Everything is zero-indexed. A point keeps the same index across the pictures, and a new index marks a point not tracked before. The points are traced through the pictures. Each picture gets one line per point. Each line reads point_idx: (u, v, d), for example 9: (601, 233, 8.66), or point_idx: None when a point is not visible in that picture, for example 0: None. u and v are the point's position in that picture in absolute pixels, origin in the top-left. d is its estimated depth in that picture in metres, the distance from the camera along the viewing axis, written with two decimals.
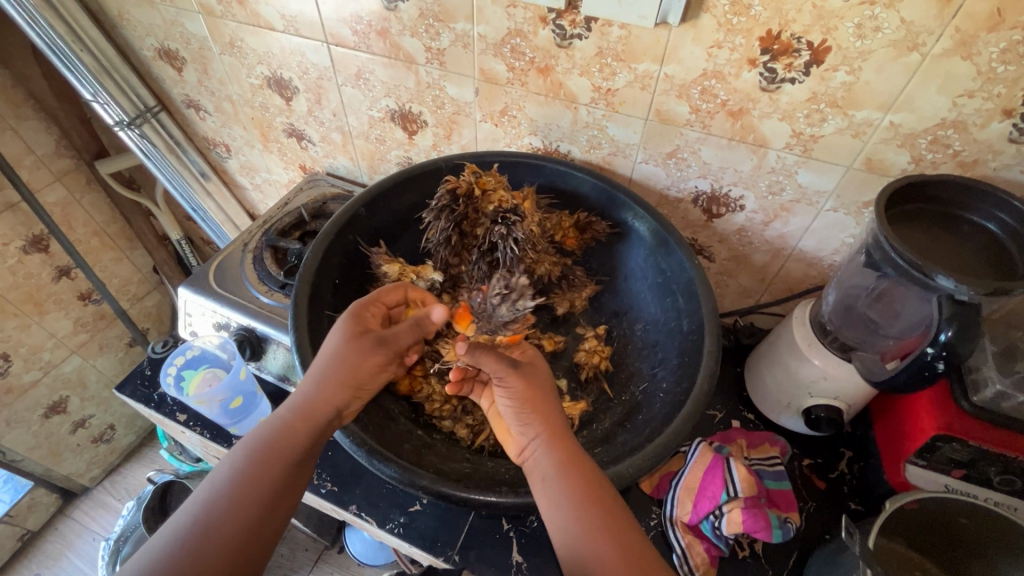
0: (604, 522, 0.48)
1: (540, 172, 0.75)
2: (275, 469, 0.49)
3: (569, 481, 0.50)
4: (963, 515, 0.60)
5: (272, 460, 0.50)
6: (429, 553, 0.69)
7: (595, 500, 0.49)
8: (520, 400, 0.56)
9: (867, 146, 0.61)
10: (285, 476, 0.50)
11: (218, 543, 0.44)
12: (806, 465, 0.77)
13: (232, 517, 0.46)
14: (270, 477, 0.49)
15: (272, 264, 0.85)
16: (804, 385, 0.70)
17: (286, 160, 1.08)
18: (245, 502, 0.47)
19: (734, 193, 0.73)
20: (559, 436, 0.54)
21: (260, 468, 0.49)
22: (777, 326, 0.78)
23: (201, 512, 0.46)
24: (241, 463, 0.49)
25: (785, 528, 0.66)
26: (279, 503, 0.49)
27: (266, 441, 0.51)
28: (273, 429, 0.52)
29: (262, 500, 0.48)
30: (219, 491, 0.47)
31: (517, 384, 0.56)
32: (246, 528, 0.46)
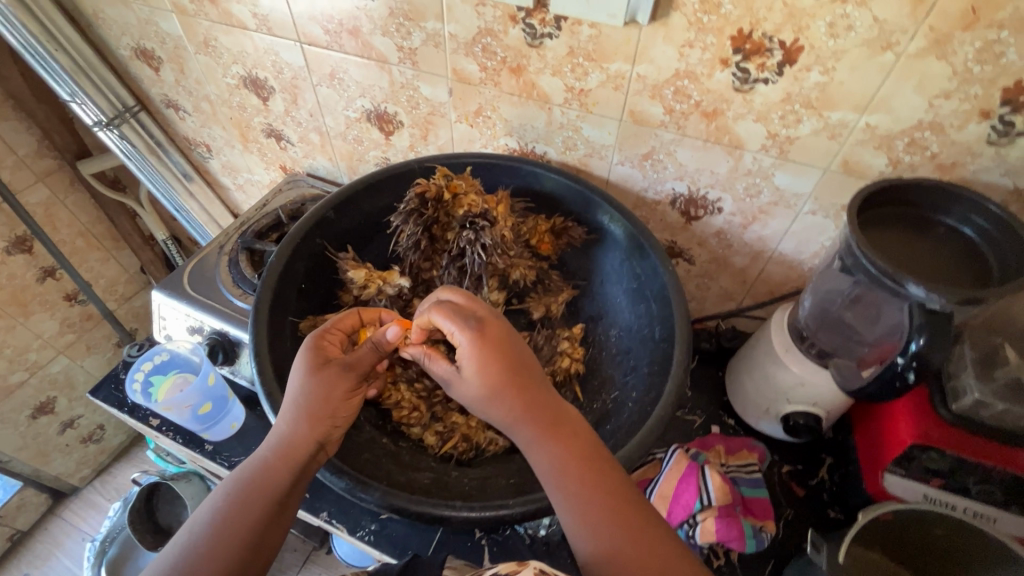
0: (600, 490, 0.45)
1: (516, 174, 0.74)
2: (260, 512, 0.47)
3: (552, 446, 0.48)
4: (940, 526, 0.58)
5: (255, 502, 0.48)
6: (399, 560, 0.69)
7: (583, 467, 0.47)
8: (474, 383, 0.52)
9: (843, 148, 0.60)
10: (267, 520, 0.48)
11: None
12: (785, 472, 0.75)
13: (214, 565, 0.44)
14: (252, 521, 0.47)
15: (246, 267, 0.84)
16: (782, 392, 0.69)
17: (267, 160, 1.07)
18: (227, 545, 0.45)
19: (711, 195, 0.71)
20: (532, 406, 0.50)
21: (240, 513, 0.47)
22: (757, 331, 0.76)
23: (180, 559, 0.44)
24: (224, 507, 0.47)
25: (760, 538, 0.65)
26: (260, 547, 0.47)
27: (248, 482, 0.49)
28: (255, 470, 0.50)
29: (243, 543, 0.46)
30: (201, 541, 0.45)
31: (472, 358, 0.51)
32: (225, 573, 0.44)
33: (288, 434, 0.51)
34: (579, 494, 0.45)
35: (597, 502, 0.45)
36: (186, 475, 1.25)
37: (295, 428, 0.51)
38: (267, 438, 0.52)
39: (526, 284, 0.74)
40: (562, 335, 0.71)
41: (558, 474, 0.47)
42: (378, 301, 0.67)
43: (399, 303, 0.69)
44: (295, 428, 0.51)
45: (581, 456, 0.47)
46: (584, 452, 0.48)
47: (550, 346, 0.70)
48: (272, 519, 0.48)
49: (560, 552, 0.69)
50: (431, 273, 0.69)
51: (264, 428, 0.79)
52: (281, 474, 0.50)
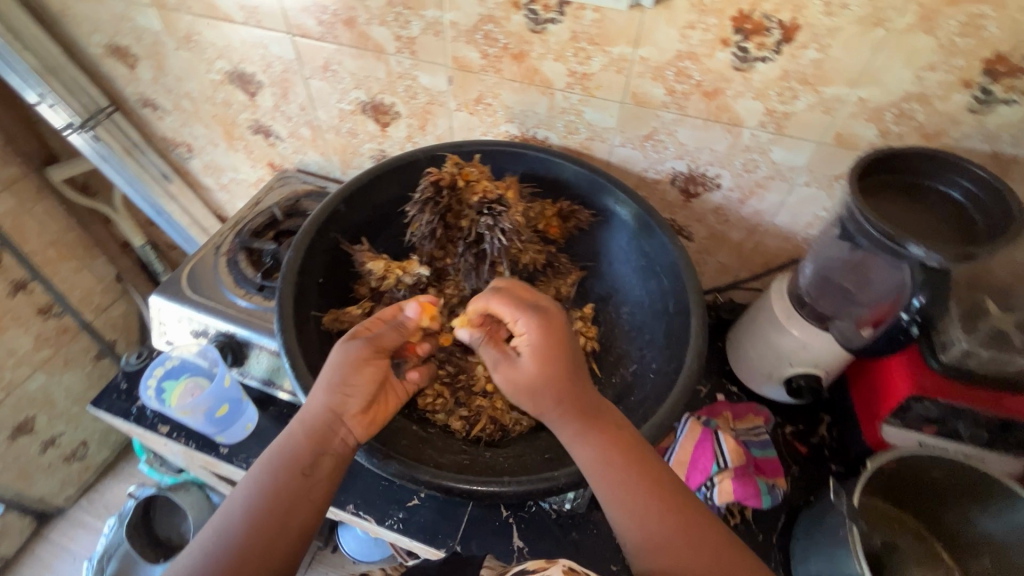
0: (646, 479, 0.48)
1: (521, 161, 0.75)
2: (288, 485, 0.48)
3: (599, 436, 0.50)
4: (936, 469, 0.63)
5: (284, 474, 0.48)
6: (430, 544, 0.70)
7: (627, 456, 0.49)
8: (525, 375, 0.53)
9: (836, 121, 0.63)
10: (296, 493, 0.48)
11: (231, 559, 0.43)
12: (788, 432, 0.80)
13: (247, 536, 0.45)
14: (281, 493, 0.47)
15: (247, 266, 0.83)
16: (785, 356, 0.73)
17: (253, 158, 1.05)
18: (260, 517, 0.46)
19: (710, 172, 0.74)
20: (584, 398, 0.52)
21: (271, 486, 0.48)
22: (756, 301, 0.80)
23: (218, 534, 0.45)
24: (256, 479, 0.48)
25: (773, 494, 0.69)
26: (293, 521, 0.47)
27: (276, 456, 0.49)
28: (285, 442, 0.51)
29: (275, 514, 0.46)
30: (234, 522, 0.45)
31: (533, 345, 0.54)
32: (258, 545, 0.45)
33: (315, 410, 0.51)
34: (628, 486, 0.47)
35: (643, 493, 0.47)
36: (184, 485, 1.23)
37: (318, 402, 0.52)
38: (294, 419, 0.52)
39: (535, 268, 0.76)
40: (576, 315, 0.73)
41: (608, 463, 0.49)
42: (397, 292, 0.68)
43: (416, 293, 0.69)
44: (320, 402, 0.52)
45: (626, 447, 0.49)
46: (629, 441, 0.50)
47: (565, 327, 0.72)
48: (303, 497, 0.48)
49: (587, 523, 0.71)
50: (445, 262, 0.71)
51: (279, 427, 0.79)
52: (305, 449, 0.50)
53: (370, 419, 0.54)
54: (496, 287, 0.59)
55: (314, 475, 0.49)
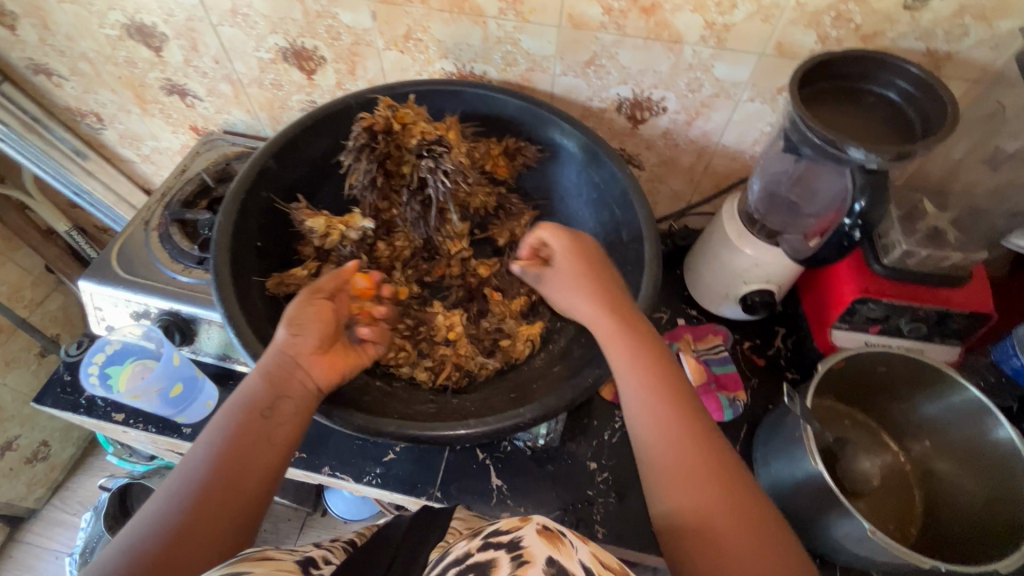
0: (665, 390, 0.49)
1: (458, 99, 0.70)
2: (249, 427, 0.46)
3: (625, 344, 0.53)
4: (881, 364, 0.67)
5: (244, 417, 0.47)
6: (411, 493, 0.71)
7: (650, 367, 0.51)
8: (565, 276, 0.59)
9: (776, 30, 0.62)
10: (259, 436, 0.46)
11: (192, 501, 0.42)
12: (746, 347, 0.82)
13: (207, 480, 0.43)
14: (242, 436, 0.46)
15: (182, 239, 0.77)
16: (739, 274, 0.74)
17: (173, 122, 0.96)
18: (219, 460, 0.44)
19: (655, 95, 0.72)
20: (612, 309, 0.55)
21: (231, 430, 0.46)
22: (709, 224, 0.80)
23: (178, 482, 0.43)
24: (218, 427, 0.47)
25: (734, 406, 0.75)
26: (255, 464, 0.45)
27: (238, 401, 0.48)
28: (245, 388, 0.49)
29: (235, 457, 0.45)
30: (195, 470, 0.43)
31: (570, 259, 0.60)
32: (219, 487, 0.43)
33: (277, 354, 0.50)
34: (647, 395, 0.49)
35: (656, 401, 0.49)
36: (159, 471, 1.22)
37: (276, 345, 0.51)
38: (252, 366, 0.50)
39: (487, 212, 0.74)
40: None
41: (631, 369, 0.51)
42: (343, 248, 0.66)
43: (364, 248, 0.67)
44: (279, 345, 0.51)
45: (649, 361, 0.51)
46: (650, 353, 0.52)
47: None
48: (263, 443, 0.46)
49: (562, 454, 0.74)
50: (391, 213, 0.69)
51: None
52: (265, 393, 0.48)
53: (330, 362, 0.53)
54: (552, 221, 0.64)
55: (275, 418, 0.47)
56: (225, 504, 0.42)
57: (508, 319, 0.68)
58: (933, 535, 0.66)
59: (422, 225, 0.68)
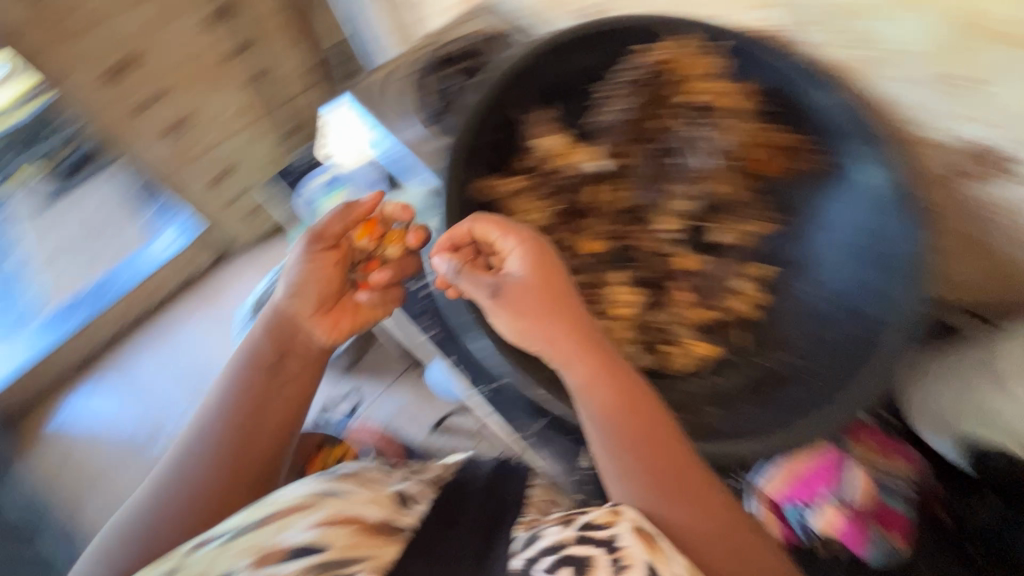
0: (648, 438, 0.44)
1: (757, 62, 0.55)
2: (257, 379, 0.58)
3: (598, 394, 0.46)
4: None
5: (251, 365, 0.59)
6: (508, 424, 0.64)
7: (636, 424, 0.45)
8: (530, 307, 0.47)
9: None
10: (257, 382, 0.58)
11: (216, 451, 0.54)
12: (938, 501, 0.68)
13: (226, 436, 0.55)
14: (252, 388, 0.58)
15: (424, 95, 0.75)
16: (983, 416, 0.57)
17: None
18: (235, 417, 0.56)
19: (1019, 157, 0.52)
20: (587, 349, 0.46)
21: (245, 386, 0.58)
22: (989, 336, 0.60)
23: (199, 440, 0.55)
24: (236, 370, 0.59)
25: (881, 549, 0.64)
26: (259, 412, 0.57)
27: (248, 353, 0.60)
28: (251, 341, 0.61)
29: (248, 403, 0.57)
30: (210, 423, 0.56)
31: (528, 269, 0.49)
32: (238, 439, 0.55)
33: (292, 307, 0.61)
34: (644, 472, 0.43)
35: (649, 462, 0.43)
36: None
37: (282, 305, 0.61)
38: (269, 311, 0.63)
39: (722, 203, 0.64)
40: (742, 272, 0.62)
41: (611, 418, 0.45)
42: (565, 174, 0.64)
43: (590, 181, 0.65)
44: (279, 304, 0.62)
45: (626, 409, 0.45)
46: (632, 399, 0.45)
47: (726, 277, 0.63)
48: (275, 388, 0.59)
49: None
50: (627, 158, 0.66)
51: None
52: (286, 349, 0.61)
53: (331, 322, 0.62)
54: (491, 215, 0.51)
55: (279, 374, 0.60)
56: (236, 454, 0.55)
57: (684, 324, 0.63)
58: None
59: (653, 187, 0.65)
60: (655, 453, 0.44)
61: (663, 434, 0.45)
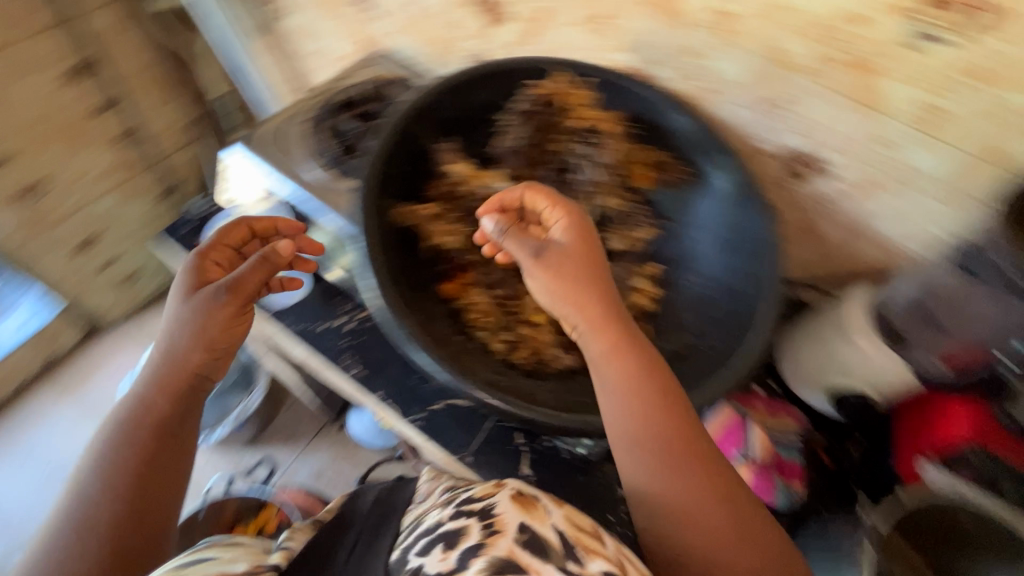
0: (660, 419, 0.50)
1: (621, 96, 0.68)
2: (164, 403, 0.55)
3: (613, 371, 0.51)
4: (956, 528, 0.60)
5: (166, 396, 0.55)
6: (445, 448, 0.73)
7: (649, 388, 0.50)
8: (569, 264, 0.54)
9: (1000, 135, 0.54)
10: (164, 396, 0.55)
11: (135, 431, 0.53)
12: (819, 444, 0.77)
13: (138, 424, 0.53)
14: (158, 409, 0.54)
15: (326, 138, 0.83)
16: (842, 367, 0.69)
17: (348, 30, 1.00)
18: (152, 405, 0.54)
19: (826, 157, 0.66)
20: (604, 328, 0.52)
21: (177, 360, 0.56)
22: (827, 306, 0.73)
23: (113, 436, 0.53)
24: (144, 390, 0.55)
25: (790, 493, 0.71)
26: (190, 373, 0.57)
27: (165, 364, 0.56)
28: (170, 348, 0.57)
29: (160, 421, 0.54)
30: (127, 446, 0.53)
31: (563, 229, 0.56)
32: (159, 426, 0.54)
33: (185, 314, 0.58)
34: (644, 449, 0.49)
35: (657, 453, 0.49)
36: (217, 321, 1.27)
37: (183, 345, 0.56)
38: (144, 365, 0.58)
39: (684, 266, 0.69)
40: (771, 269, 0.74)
41: (619, 394, 0.51)
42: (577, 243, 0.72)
43: None
44: (173, 348, 0.56)
45: (631, 371, 0.51)
46: (640, 382, 0.51)
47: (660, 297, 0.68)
48: (165, 417, 0.55)
49: (594, 472, 0.72)
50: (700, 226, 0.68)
51: (319, 301, 0.82)
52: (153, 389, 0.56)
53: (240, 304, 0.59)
54: (567, 204, 0.57)
55: (181, 433, 0.55)
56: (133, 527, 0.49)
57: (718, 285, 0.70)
58: None
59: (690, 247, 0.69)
60: (706, 471, 0.48)
61: (713, 462, 0.49)
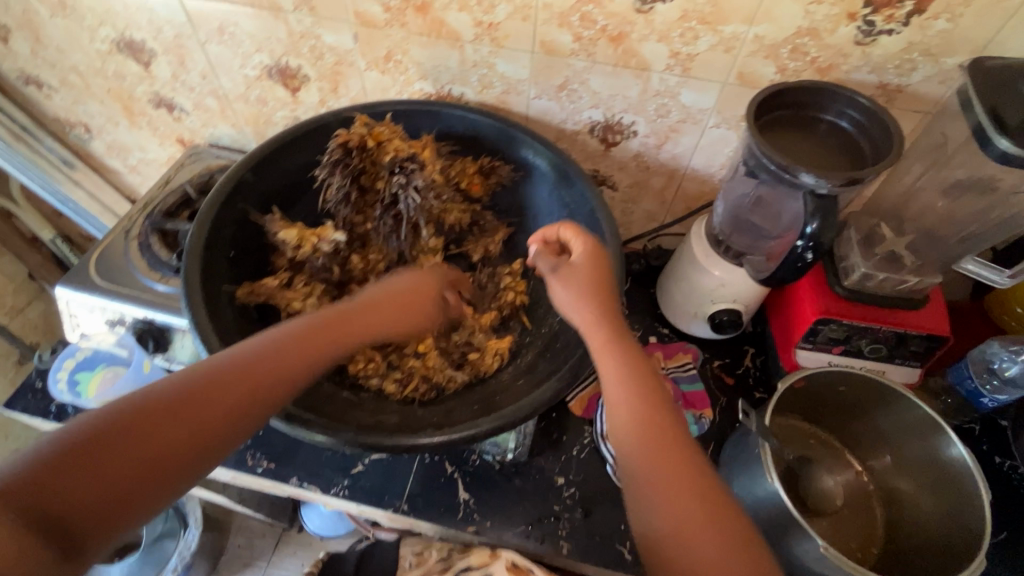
0: (664, 432, 0.46)
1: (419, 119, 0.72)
2: (235, 402, 0.43)
3: (612, 372, 0.50)
4: (842, 384, 0.69)
5: (224, 400, 0.43)
6: (379, 505, 0.71)
7: (650, 392, 0.48)
8: (578, 278, 0.56)
9: (737, 60, 0.65)
10: (251, 401, 0.44)
11: (163, 443, 0.40)
12: (716, 366, 0.84)
13: (186, 435, 0.41)
14: (218, 409, 0.42)
15: (162, 249, 0.80)
16: (707, 294, 0.76)
17: (160, 135, 0.98)
18: (188, 424, 0.41)
19: (626, 119, 0.75)
20: (617, 333, 0.52)
21: (224, 386, 0.43)
22: (680, 245, 0.81)
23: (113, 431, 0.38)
24: (197, 386, 0.42)
25: (700, 423, 0.76)
26: (229, 425, 0.43)
27: (242, 366, 0.45)
28: (254, 352, 0.46)
29: (204, 432, 0.41)
30: (135, 424, 0.39)
31: (586, 254, 0.58)
32: (196, 445, 0.41)
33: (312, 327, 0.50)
34: (644, 459, 0.45)
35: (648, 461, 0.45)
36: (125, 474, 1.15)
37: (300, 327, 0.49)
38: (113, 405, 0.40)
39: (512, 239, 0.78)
40: None
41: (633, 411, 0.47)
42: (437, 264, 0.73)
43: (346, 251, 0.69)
44: (296, 333, 0.48)
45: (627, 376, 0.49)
46: (649, 391, 0.48)
47: (494, 285, 0.73)
48: (268, 383, 0.45)
49: (530, 469, 0.74)
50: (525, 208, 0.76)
51: None
52: (344, 352, 0.51)
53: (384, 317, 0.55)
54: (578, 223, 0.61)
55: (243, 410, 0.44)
56: (103, 456, 0.37)
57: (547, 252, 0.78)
58: (890, 560, 0.67)
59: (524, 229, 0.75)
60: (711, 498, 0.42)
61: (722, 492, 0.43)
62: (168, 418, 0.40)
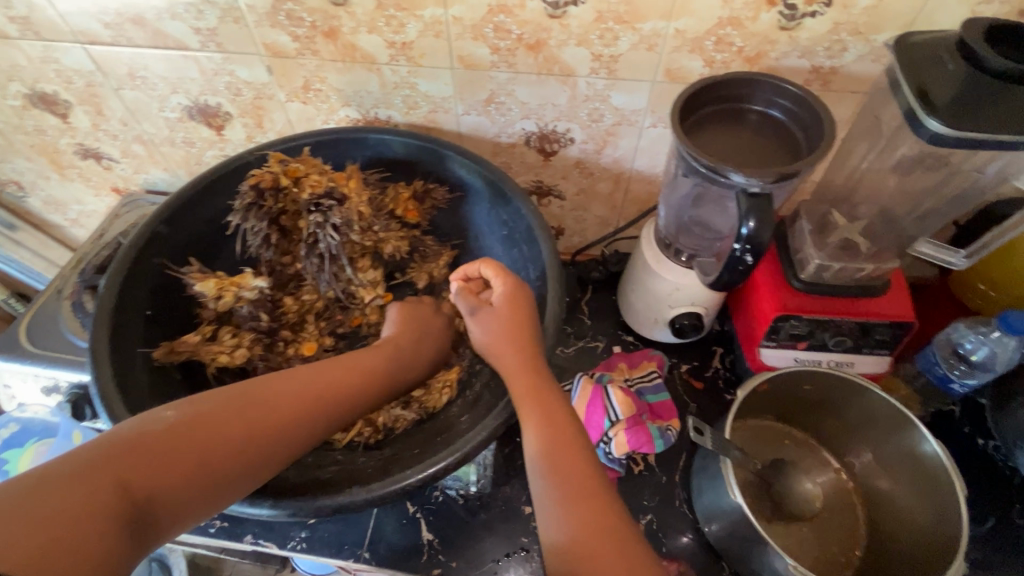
0: (577, 470, 0.48)
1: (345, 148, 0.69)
2: (248, 447, 0.46)
3: (530, 411, 0.51)
4: (807, 382, 0.66)
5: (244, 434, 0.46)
6: (339, 555, 0.68)
7: (562, 433, 0.50)
8: (499, 321, 0.57)
9: (662, 57, 0.62)
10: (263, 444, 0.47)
11: (191, 464, 0.43)
12: (684, 371, 0.81)
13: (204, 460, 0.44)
14: (234, 447, 0.45)
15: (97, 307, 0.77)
16: (664, 300, 0.73)
17: (94, 185, 0.95)
18: (214, 452, 0.44)
19: (560, 127, 0.72)
20: (535, 374, 0.53)
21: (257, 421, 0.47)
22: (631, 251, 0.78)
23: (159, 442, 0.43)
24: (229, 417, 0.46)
25: (667, 435, 0.70)
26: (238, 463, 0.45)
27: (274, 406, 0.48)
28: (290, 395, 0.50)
29: (217, 465, 0.44)
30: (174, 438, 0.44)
31: (505, 294, 0.58)
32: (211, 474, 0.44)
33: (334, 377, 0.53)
34: (557, 494, 0.46)
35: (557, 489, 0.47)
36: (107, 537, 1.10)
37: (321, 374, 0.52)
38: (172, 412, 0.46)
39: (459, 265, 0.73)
40: None
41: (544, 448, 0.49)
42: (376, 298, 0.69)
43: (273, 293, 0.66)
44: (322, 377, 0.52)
45: (545, 422, 0.50)
46: (560, 430, 0.50)
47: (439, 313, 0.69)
48: (276, 435, 0.47)
49: (496, 500, 0.71)
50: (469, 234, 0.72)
51: None
52: (369, 401, 0.54)
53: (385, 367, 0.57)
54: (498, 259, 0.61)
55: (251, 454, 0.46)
56: (200, 445, 0.44)
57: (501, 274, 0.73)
58: (875, 561, 0.63)
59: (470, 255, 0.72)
60: (610, 520, 0.45)
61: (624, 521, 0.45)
62: (190, 442, 0.44)
